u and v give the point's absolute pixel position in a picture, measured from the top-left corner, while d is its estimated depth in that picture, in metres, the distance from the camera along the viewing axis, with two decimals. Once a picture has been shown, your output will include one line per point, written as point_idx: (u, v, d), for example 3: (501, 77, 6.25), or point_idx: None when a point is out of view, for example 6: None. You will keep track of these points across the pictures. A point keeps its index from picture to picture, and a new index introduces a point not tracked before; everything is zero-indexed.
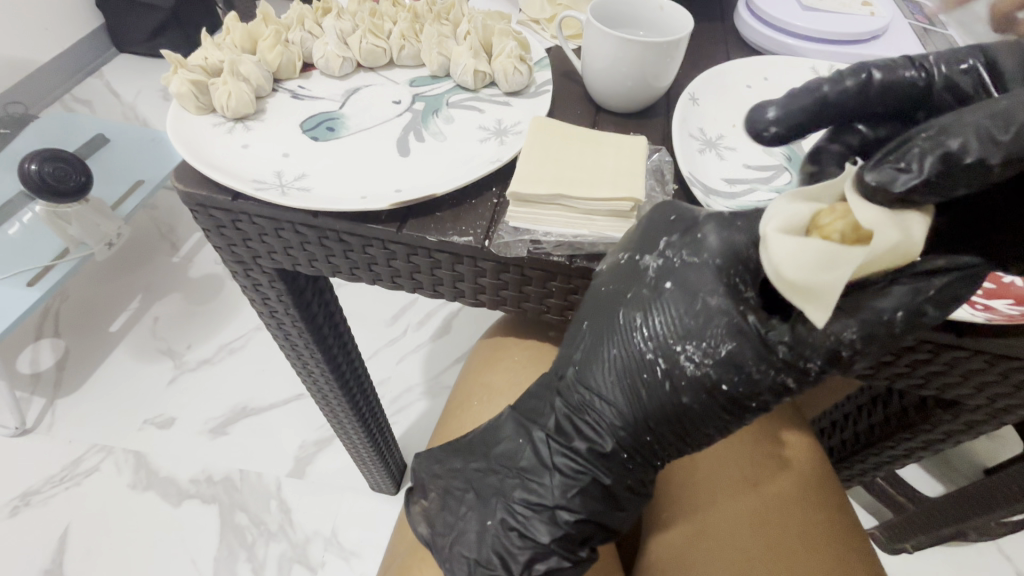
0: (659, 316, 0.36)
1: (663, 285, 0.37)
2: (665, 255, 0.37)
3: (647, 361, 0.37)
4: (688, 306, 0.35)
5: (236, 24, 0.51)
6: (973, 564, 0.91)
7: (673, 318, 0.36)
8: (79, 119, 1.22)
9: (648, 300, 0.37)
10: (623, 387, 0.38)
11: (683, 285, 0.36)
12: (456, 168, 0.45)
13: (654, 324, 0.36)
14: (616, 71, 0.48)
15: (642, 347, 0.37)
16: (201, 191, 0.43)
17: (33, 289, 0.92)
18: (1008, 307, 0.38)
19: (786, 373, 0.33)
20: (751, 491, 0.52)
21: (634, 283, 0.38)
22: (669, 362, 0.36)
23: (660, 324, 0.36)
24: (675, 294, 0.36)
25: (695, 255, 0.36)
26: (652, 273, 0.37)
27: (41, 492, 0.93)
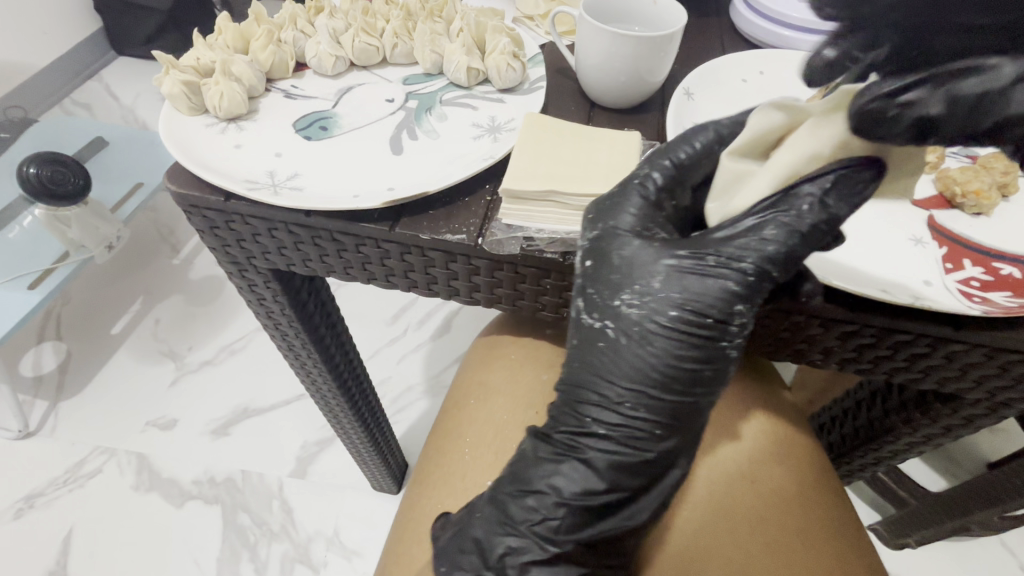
0: (602, 292, 0.36)
1: (586, 263, 0.37)
2: (586, 231, 0.38)
3: (601, 342, 0.36)
4: (623, 276, 0.35)
5: (228, 24, 0.51)
6: (977, 559, 0.91)
7: (611, 292, 0.36)
8: (78, 122, 1.23)
9: (592, 279, 0.37)
10: (586, 372, 0.37)
11: (612, 257, 0.36)
12: (449, 165, 0.45)
13: (599, 302, 0.36)
14: (609, 66, 0.48)
15: (595, 328, 0.37)
16: (194, 192, 0.43)
17: (34, 292, 0.93)
18: (1005, 299, 0.36)
19: (731, 291, 0.33)
20: (741, 482, 0.52)
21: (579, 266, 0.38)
22: (621, 336, 0.35)
23: (606, 300, 0.36)
24: (609, 266, 0.36)
25: (609, 223, 0.37)
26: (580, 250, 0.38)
27: (45, 494, 0.93)
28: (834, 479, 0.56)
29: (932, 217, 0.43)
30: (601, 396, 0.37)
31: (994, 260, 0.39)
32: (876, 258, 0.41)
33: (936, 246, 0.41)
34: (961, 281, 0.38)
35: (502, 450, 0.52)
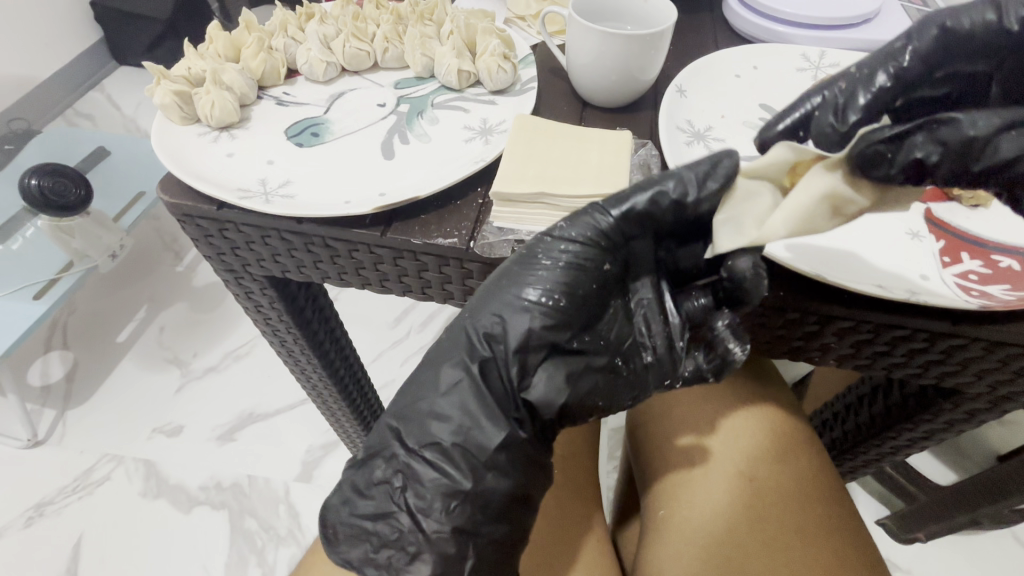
0: (510, 277, 0.37)
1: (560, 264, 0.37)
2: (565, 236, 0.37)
3: (492, 316, 0.37)
4: (533, 265, 0.37)
5: (220, 33, 0.51)
6: (989, 553, 0.90)
7: (519, 277, 0.37)
8: (79, 132, 1.24)
9: (513, 265, 0.38)
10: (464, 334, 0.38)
11: (535, 250, 0.38)
12: (441, 169, 0.45)
13: (507, 282, 0.37)
14: (600, 66, 0.48)
15: (494, 303, 0.37)
16: (186, 202, 0.43)
17: (39, 302, 0.94)
18: (1004, 292, 0.36)
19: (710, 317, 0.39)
20: (729, 479, 0.52)
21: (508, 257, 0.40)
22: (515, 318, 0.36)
23: (512, 283, 0.37)
24: (528, 255, 0.38)
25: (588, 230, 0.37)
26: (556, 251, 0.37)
27: (55, 502, 0.94)
28: (838, 479, 0.55)
29: (929, 210, 0.42)
30: (476, 365, 0.37)
31: (991, 253, 0.39)
32: (875, 252, 0.40)
33: (933, 240, 0.40)
34: (959, 275, 0.38)
35: None
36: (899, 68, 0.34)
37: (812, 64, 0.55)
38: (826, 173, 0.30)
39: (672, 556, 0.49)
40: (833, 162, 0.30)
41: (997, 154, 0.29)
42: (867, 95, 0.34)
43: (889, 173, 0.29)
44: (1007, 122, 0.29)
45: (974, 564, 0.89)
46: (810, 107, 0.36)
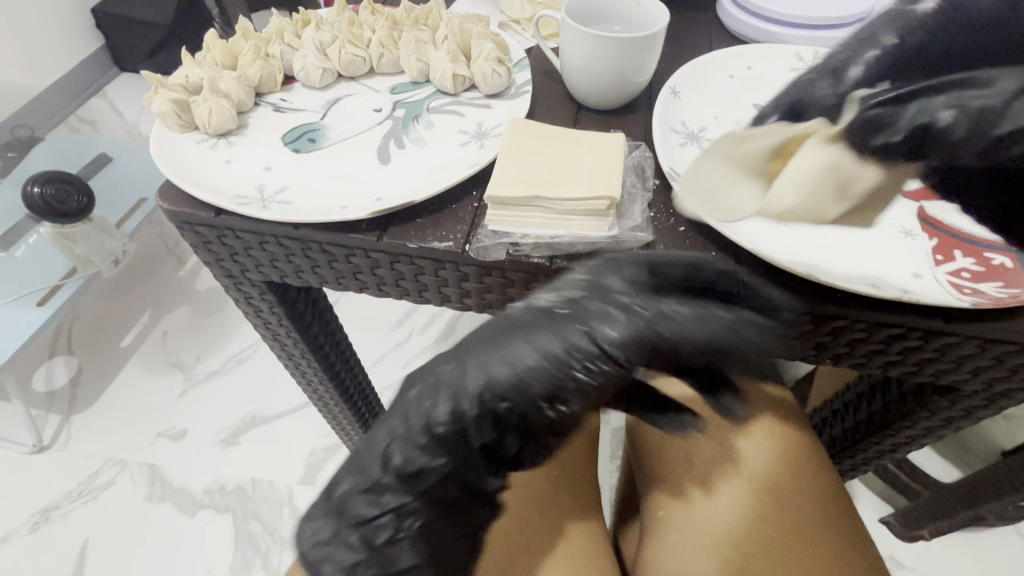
0: (535, 377, 0.34)
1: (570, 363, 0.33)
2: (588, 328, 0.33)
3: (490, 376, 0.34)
4: (561, 349, 0.33)
5: (217, 41, 0.52)
6: (994, 549, 0.89)
7: (546, 377, 0.33)
8: (81, 139, 1.24)
9: (542, 363, 0.33)
10: (471, 394, 0.34)
11: (573, 347, 0.33)
12: (436, 173, 0.45)
13: (529, 364, 0.33)
14: (593, 69, 0.48)
15: (507, 391, 0.34)
16: (185, 209, 0.43)
17: (43, 308, 0.94)
18: (997, 289, 0.36)
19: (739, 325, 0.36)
20: (738, 483, 0.53)
21: (543, 313, 0.35)
22: (529, 410, 0.35)
23: (537, 383, 0.33)
24: (563, 351, 0.33)
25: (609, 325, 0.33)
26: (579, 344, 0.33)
27: (60, 507, 0.95)
28: (835, 476, 0.56)
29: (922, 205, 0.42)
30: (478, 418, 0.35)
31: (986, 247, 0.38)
32: (865, 254, 0.40)
33: (927, 238, 0.40)
34: (952, 272, 0.38)
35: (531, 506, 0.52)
36: None
37: (806, 63, 0.55)
38: (827, 145, 0.25)
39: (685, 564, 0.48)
40: (831, 134, 0.25)
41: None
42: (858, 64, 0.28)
43: (890, 142, 0.24)
44: None
45: (979, 560, 0.88)
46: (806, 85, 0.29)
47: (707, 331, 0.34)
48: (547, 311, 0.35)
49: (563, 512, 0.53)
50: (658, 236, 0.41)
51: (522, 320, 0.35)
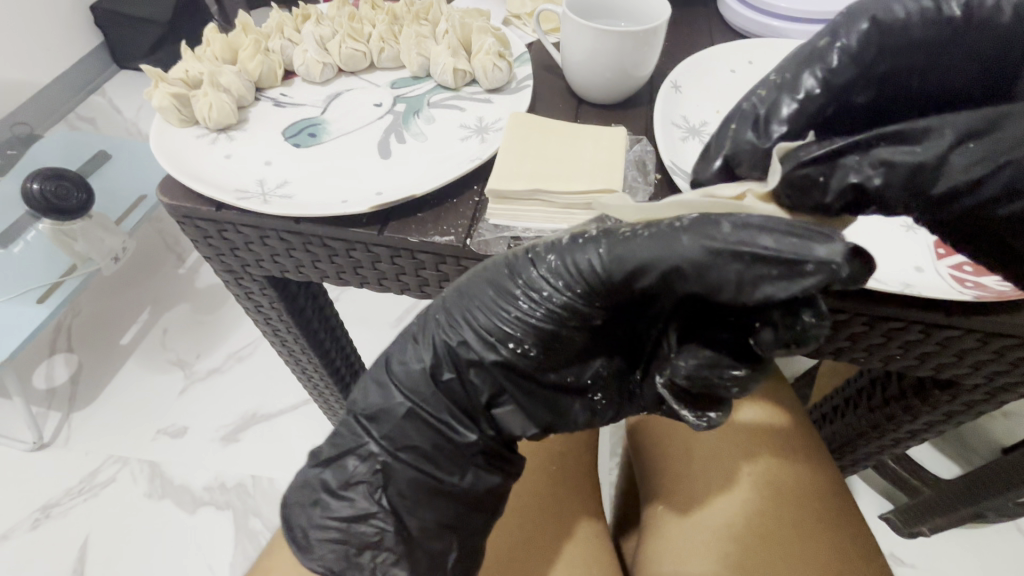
0: (483, 311, 0.37)
1: (512, 294, 0.36)
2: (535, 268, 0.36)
3: (449, 314, 0.38)
4: (502, 286, 0.37)
5: (217, 35, 0.52)
6: (994, 545, 0.89)
7: (495, 309, 0.36)
8: (80, 136, 1.24)
9: (490, 294, 0.37)
10: (429, 336, 0.39)
11: (516, 278, 0.36)
12: (436, 167, 0.45)
13: (478, 299, 0.37)
14: (594, 63, 0.48)
15: (457, 327, 0.38)
16: (186, 203, 0.43)
17: (43, 306, 0.94)
18: (999, 283, 0.36)
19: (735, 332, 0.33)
20: (728, 467, 0.53)
21: (501, 258, 0.38)
22: (482, 349, 0.37)
23: (484, 316, 0.37)
24: (506, 285, 0.36)
25: (552, 274, 0.35)
26: (524, 279, 0.36)
27: (61, 504, 0.95)
28: (835, 469, 0.56)
29: None
30: (441, 359, 0.38)
31: None
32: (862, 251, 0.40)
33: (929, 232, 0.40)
34: (954, 267, 0.38)
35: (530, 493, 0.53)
36: (826, 73, 0.31)
37: None
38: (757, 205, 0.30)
39: (686, 558, 0.48)
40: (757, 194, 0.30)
41: (955, 173, 0.28)
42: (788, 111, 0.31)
43: (822, 201, 0.28)
44: (960, 137, 0.27)
45: (978, 556, 0.89)
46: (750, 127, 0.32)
47: (667, 252, 0.31)
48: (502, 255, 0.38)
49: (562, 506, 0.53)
50: None
51: (481, 267, 0.39)
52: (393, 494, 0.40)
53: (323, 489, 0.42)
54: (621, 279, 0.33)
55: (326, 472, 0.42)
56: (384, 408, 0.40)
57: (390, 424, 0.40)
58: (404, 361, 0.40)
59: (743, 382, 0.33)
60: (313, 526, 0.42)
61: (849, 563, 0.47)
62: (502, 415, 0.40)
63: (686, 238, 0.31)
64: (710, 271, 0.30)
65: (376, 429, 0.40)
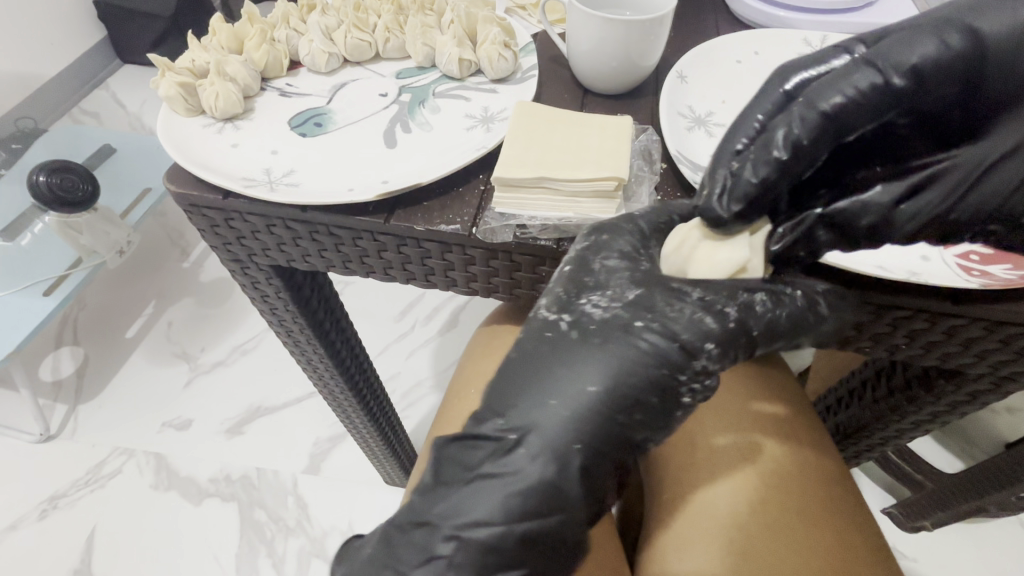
0: (617, 396, 0.31)
1: (649, 377, 0.31)
2: (666, 345, 0.32)
3: (561, 409, 0.31)
4: (636, 365, 0.31)
5: (222, 24, 0.52)
6: (996, 540, 0.89)
7: (646, 398, 0.32)
8: (84, 130, 1.25)
9: (653, 395, 0.32)
10: (546, 440, 0.31)
11: (662, 358, 0.32)
12: (442, 156, 0.45)
13: (620, 392, 0.31)
14: (600, 52, 0.48)
15: (606, 431, 0.32)
16: (194, 192, 0.43)
17: (50, 298, 0.95)
18: (1005, 272, 0.36)
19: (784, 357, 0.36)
20: (737, 462, 0.53)
21: (611, 327, 0.32)
22: (622, 455, 0.33)
23: (624, 406, 0.31)
24: (661, 372, 0.31)
25: (689, 346, 0.32)
26: (658, 360, 0.31)
27: (68, 495, 0.96)
28: (832, 449, 0.57)
29: None
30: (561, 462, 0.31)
31: None
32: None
33: None
34: (960, 256, 0.38)
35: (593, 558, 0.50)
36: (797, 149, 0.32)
37: (814, 49, 0.55)
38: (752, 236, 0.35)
39: (691, 554, 0.48)
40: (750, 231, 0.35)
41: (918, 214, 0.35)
42: (810, 125, 0.32)
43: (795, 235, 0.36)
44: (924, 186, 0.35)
45: (980, 551, 0.89)
46: (779, 134, 0.32)
47: (794, 310, 0.33)
48: (600, 319, 0.32)
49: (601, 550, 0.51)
50: None
51: (584, 341, 0.32)
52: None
53: None
54: (760, 339, 0.33)
55: None
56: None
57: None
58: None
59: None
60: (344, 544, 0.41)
61: (852, 547, 0.49)
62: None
63: (800, 299, 0.34)
64: (811, 323, 0.34)
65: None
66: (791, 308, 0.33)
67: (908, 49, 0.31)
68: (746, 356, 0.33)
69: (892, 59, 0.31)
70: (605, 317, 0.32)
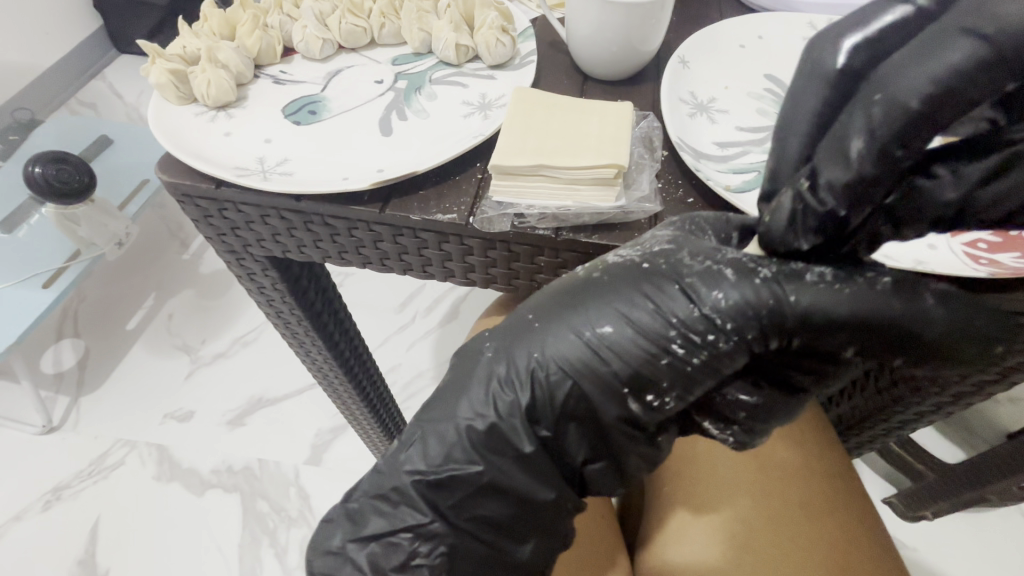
0: (593, 336, 0.32)
1: (631, 321, 0.32)
2: (666, 297, 0.31)
3: (541, 339, 0.33)
4: (626, 307, 0.32)
5: (214, 10, 0.51)
6: (996, 529, 0.89)
7: (631, 345, 0.31)
8: (80, 121, 1.23)
9: (631, 330, 0.31)
10: (526, 363, 0.33)
11: (659, 303, 0.31)
12: (440, 143, 0.45)
13: (602, 325, 0.32)
14: (601, 36, 0.46)
15: (594, 373, 0.32)
16: (186, 181, 0.42)
17: (49, 290, 0.94)
18: (1013, 259, 0.35)
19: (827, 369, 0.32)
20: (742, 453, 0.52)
21: (621, 268, 0.33)
22: (603, 400, 0.32)
23: (600, 349, 0.32)
24: (653, 316, 0.31)
25: (695, 301, 0.31)
26: (655, 307, 0.31)
27: (71, 486, 0.96)
28: (840, 448, 0.56)
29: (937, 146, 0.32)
30: (528, 398, 0.33)
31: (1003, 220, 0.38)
32: None
33: None
34: (967, 244, 0.37)
35: (600, 554, 0.49)
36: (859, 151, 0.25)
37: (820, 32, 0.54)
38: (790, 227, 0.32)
39: (690, 544, 0.48)
40: None
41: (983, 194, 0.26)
42: (835, 190, 0.26)
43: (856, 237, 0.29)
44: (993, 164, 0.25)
45: (982, 540, 0.88)
46: (795, 194, 0.28)
47: (832, 303, 0.29)
48: (627, 268, 0.33)
49: (607, 544, 0.50)
50: (664, 207, 0.41)
51: (590, 281, 0.34)
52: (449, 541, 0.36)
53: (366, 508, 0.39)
54: (796, 321, 0.29)
55: None
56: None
57: (460, 493, 0.35)
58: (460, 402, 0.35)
59: (755, 409, 0.33)
60: None
61: (855, 544, 0.48)
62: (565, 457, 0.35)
63: (866, 285, 0.29)
64: (876, 313, 0.28)
65: (441, 500, 0.35)
66: (860, 290, 0.28)
67: (919, 66, 0.23)
68: (774, 336, 0.30)
69: (892, 86, 0.24)
70: (634, 267, 0.33)
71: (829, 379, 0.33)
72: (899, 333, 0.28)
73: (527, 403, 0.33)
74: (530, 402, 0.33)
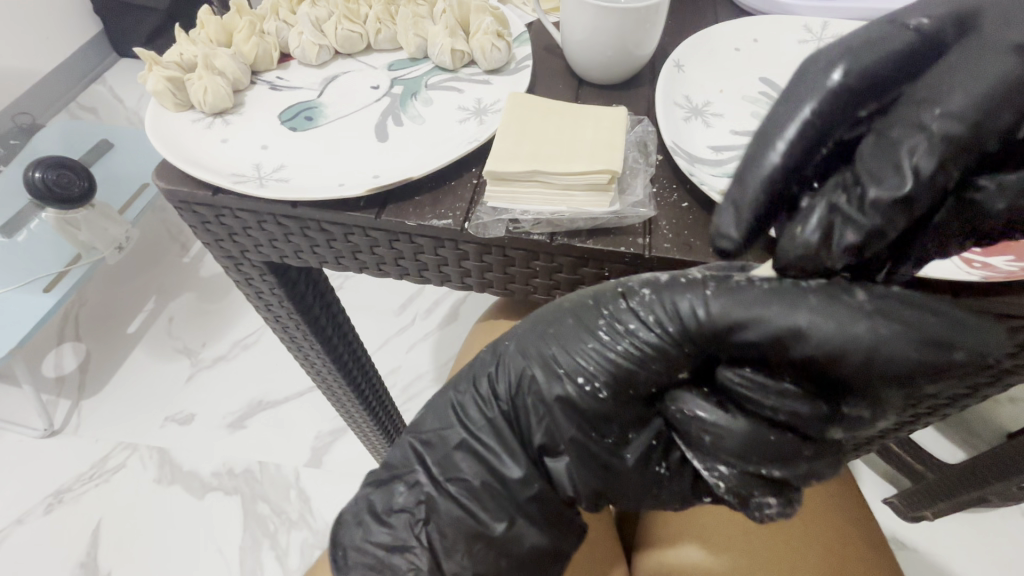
0: (545, 330, 0.35)
1: (576, 320, 0.35)
2: (616, 302, 0.34)
3: (508, 335, 0.37)
4: (577, 307, 0.35)
5: (211, 16, 0.51)
6: (996, 527, 0.89)
7: (572, 335, 0.34)
8: (80, 125, 1.23)
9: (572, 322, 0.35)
10: (492, 354, 0.38)
11: (603, 304, 0.35)
12: (435, 149, 0.45)
13: (553, 320, 0.36)
14: (595, 41, 0.47)
15: (539, 362, 0.35)
16: (182, 187, 0.43)
17: (50, 294, 0.95)
18: (1007, 263, 0.35)
19: (808, 403, 0.30)
20: None
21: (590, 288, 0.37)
22: (546, 379, 0.34)
23: (547, 342, 0.35)
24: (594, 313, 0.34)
25: (635, 303, 0.33)
26: (600, 309, 0.35)
27: (73, 489, 0.96)
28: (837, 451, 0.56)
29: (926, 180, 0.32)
30: (488, 383, 0.37)
31: None
32: None
33: None
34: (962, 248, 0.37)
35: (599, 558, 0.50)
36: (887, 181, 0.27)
37: (815, 35, 0.54)
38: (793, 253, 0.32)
39: (692, 547, 0.48)
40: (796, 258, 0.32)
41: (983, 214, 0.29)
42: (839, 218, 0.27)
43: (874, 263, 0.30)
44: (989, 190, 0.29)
45: (981, 538, 0.89)
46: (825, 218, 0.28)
47: (782, 314, 0.29)
48: (594, 287, 0.36)
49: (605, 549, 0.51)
50: (659, 211, 0.41)
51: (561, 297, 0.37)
52: (445, 541, 0.37)
53: (369, 514, 0.39)
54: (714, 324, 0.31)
55: (373, 494, 0.40)
56: (443, 433, 0.37)
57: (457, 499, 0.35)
58: (455, 392, 0.38)
59: (718, 432, 0.32)
60: (354, 547, 0.40)
61: (850, 549, 0.48)
62: (556, 469, 0.36)
63: (790, 286, 0.29)
64: (847, 333, 0.27)
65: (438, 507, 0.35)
66: (826, 310, 0.28)
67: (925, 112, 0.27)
68: (704, 335, 0.31)
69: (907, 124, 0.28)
70: (602, 286, 0.36)
71: (817, 416, 0.30)
72: (828, 354, 0.28)
73: (486, 388, 0.37)
74: (489, 386, 0.37)
